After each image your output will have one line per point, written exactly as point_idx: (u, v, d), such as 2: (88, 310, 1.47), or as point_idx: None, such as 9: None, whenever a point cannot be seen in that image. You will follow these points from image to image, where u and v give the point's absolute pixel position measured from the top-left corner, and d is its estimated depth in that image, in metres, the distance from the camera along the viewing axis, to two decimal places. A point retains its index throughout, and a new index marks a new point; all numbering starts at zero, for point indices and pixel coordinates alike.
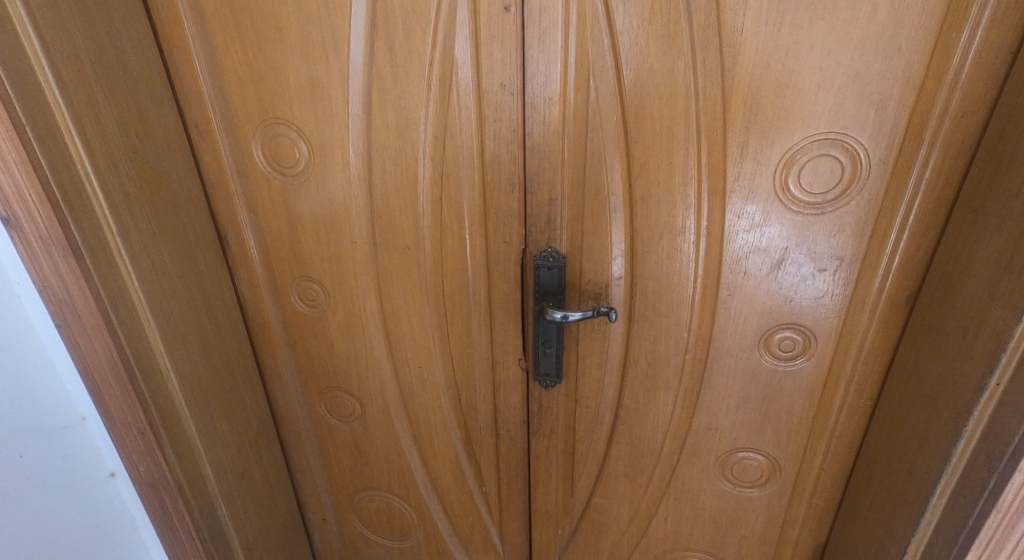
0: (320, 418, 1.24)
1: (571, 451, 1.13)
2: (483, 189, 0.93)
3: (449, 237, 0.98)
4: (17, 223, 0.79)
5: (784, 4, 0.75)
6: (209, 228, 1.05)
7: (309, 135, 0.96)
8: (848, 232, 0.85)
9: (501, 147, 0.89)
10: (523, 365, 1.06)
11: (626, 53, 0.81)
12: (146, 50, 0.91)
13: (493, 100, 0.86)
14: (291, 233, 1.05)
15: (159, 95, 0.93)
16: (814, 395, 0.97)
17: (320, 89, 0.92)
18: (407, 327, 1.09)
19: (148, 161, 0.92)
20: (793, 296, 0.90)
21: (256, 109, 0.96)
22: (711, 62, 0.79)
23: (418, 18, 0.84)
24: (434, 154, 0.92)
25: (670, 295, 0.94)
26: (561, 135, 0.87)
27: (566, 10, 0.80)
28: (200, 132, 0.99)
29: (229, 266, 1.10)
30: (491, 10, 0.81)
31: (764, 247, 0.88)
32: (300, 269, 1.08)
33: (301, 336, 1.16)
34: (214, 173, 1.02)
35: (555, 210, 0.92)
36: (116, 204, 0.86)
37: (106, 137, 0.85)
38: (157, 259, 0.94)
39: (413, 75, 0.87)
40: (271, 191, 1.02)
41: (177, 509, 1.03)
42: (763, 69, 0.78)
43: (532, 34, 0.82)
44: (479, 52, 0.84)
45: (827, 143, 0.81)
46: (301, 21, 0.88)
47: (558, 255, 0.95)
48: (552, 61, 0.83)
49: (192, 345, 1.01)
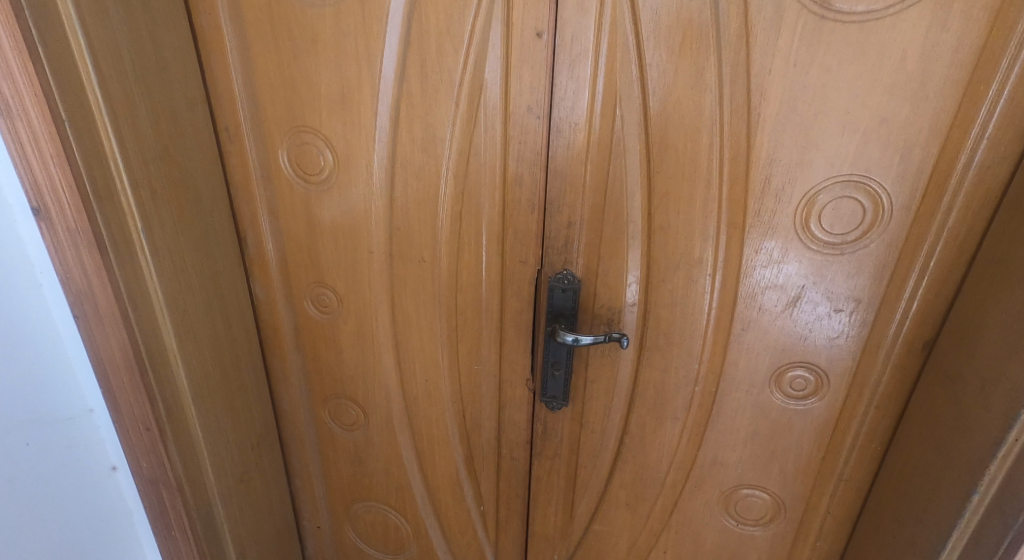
0: (323, 424, 1.24)
1: (573, 476, 1.12)
2: (503, 208, 0.94)
3: (466, 253, 0.99)
4: (47, 213, 0.80)
5: (814, 47, 0.76)
6: (230, 228, 1.06)
7: (335, 144, 0.97)
8: (867, 274, 0.85)
9: (524, 168, 0.90)
10: (531, 386, 1.06)
11: (654, 85, 0.82)
12: (184, 53, 0.93)
13: (520, 122, 0.88)
14: (310, 239, 1.06)
15: (193, 97, 0.95)
16: (823, 436, 0.96)
17: (350, 100, 0.93)
18: (418, 340, 1.09)
19: (177, 161, 0.93)
20: (807, 335, 0.90)
21: (285, 116, 0.98)
22: (738, 97, 0.80)
23: (451, 39, 0.85)
24: (457, 170, 0.93)
25: (683, 325, 0.94)
26: (584, 160, 0.88)
27: (597, 39, 0.81)
28: (229, 134, 1.01)
29: (246, 267, 1.11)
30: (523, 35, 0.83)
31: (781, 284, 0.88)
32: (315, 275, 1.09)
33: (311, 341, 1.16)
34: (240, 176, 1.03)
35: (573, 233, 0.93)
36: (143, 201, 0.88)
37: (139, 135, 0.86)
38: (178, 257, 0.95)
39: (442, 93, 0.89)
40: (293, 196, 1.03)
41: (175, 507, 1.03)
42: (790, 108, 0.79)
43: (563, 60, 0.83)
44: (509, 75, 0.85)
45: (849, 185, 0.81)
46: (337, 35, 0.90)
47: (573, 278, 0.95)
48: (580, 88, 0.84)
49: (204, 343, 1.02)
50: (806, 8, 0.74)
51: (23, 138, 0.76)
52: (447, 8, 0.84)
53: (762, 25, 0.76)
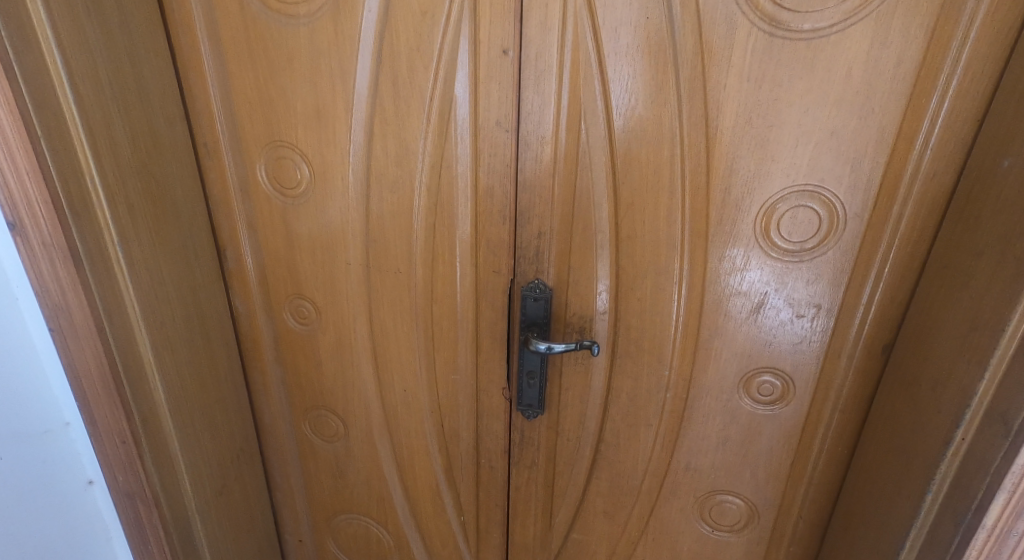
0: (303, 437, 1.25)
1: (551, 484, 1.13)
2: (475, 219, 0.96)
3: (440, 265, 1.01)
4: (22, 228, 0.82)
5: (765, 62, 0.79)
6: (210, 243, 1.08)
7: (311, 159, 1.00)
8: (826, 280, 0.87)
9: (494, 180, 0.93)
10: (507, 395, 1.08)
11: (617, 99, 0.85)
12: (163, 72, 0.95)
13: (489, 136, 0.90)
14: (288, 252, 1.08)
15: (172, 114, 0.98)
16: (792, 440, 0.97)
17: (325, 116, 0.96)
18: (395, 351, 1.10)
19: (155, 177, 0.96)
20: (772, 341, 0.92)
21: (262, 132, 1.00)
22: (696, 111, 0.83)
23: (422, 56, 0.88)
24: (430, 183, 0.96)
25: (653, 332, 0.96)
26: (552, 172, 0.90)
27: (561, 56, 0.84)
28: (208, 150, 1.03)
29: (226, 281, 1.13)
30: (490, 53, 0.86)
31: (744, 291, 0.91)
32: (293, 287, 1.11)
33: (290, 354, 1.17)
34: (218, 191, 1.05)
35: (543, 243, 0.95)
36: (119, 215, 0.90)
37: (116, 152, 0.89)
38: (154, 270, 0.97)
39: (414, 108, 0.92)
40: (271, 210, 1.05)
41: (151, 521, 1.03)
42: (745, 121, 0.82)
43: (529, 76, 0.86)
44: (477, 90, 0.88)
45: (805, 194, 0.84)
46: (311, 54, 0.92)
47: (545, 287, 0.97)
48: (546, 103, 0.87)
49: (181, 356, 1.03)
50: (757, 27, 0.78)
51: None
52: (417, 27, 0.87)
53: (716, 43, 0.80)
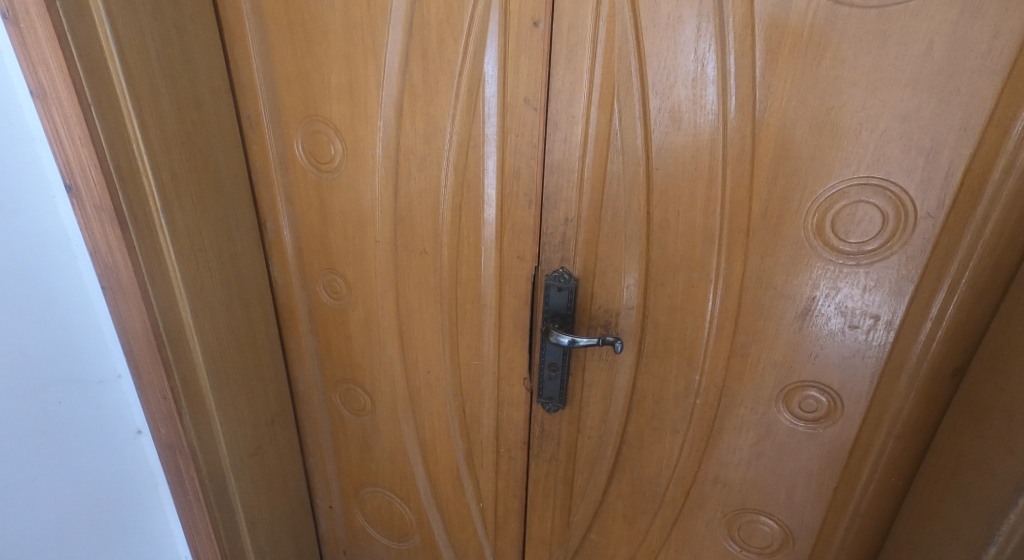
0: (334, 408, 1.28)
1: (570, 481, 1.09)
2: (501, 202, 0.92)
3: (466, 247, 0.99)
4: (77, 190, 0.87)
5: (826, 36, 0.69)
6: (250, 213, 1.10)
7: (344, 134, 0.99)
8: (887, 289, 0.76)
9: (521, 162, 0.88)
10: (528, 386, 1.05)
11: (655, 76, 0.77)
12: (211, 43, 0.96)
13: (517, 114, 0.86)
14: (322, 226, 1.09)
15: (216, 84, 0.98)
16: (836, 464, 0.87)
17: (358, 90, 0.94)
18: (421, 330, 1.11)
19: (200, 146, 0.97)
20: (818, 353, 0.82)
21: (298, 106, 1.00)
22: (743, 91, 0.74)
23: (451, 29, 0.84)
24: (458, 162, 0.93)
25: (683, 332, 0.89)
26: (581, 155, 0.85)
27: (596, 28, 0.77)
28: (250, 122, 1.04)
29: (265, 251, 1.16)
30: (520, 25, 0.80)
31: (789, 295, 0.81)
32: (326, 261, 1.13)
33: (324, 326, 1.20)
34: (260, 163, 1.07)
35: (569, 230, 0.90)
36: (163, 182, 0.92)
37: (162, 121, 0.90)
38: (196, 237, 1.00)
39: (443, 84, 0.88)
40: (307, 183, 1.07)
41: (189, 474, 1.08)
42: (800, 102, 0.72)
43: (560, 50, 0.80)
44: (507, 65, 0.83)
45: (866, 189, 0.73)
46: (346, 26, 0.90)
47: (570, 277, 0.92)
48: (578, 80, 0.80)
49: (220, 321, 1.07)
50: None
51: (56, 118, 0.83)
52: None
53: (770, 13, 0.70)
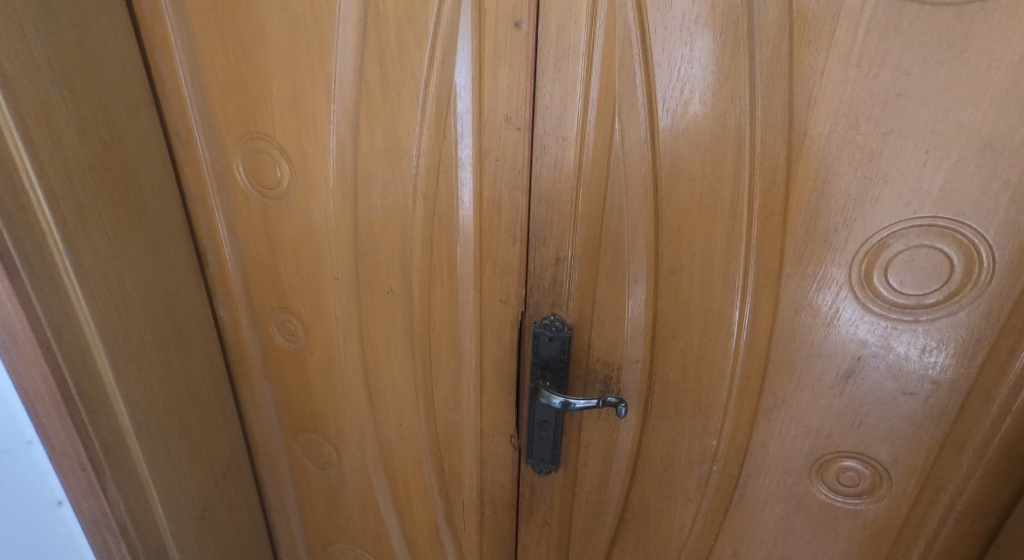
0: (295, 458, 1.13)
1: (565, 548, 0.95)
2: (479, 236, 0.78)
3: (439, 285, 0.84)
4: None
5: (884, 42, 0.54)
6: (187, 244, 0.95)
7: (290, 155, 0.83)
8: (952, 350, 0.62)
9: (502, 191, 0.73)
10: (515, 444, 0.91)
11: (665, 91, 0.62)
12: (122, 45, 0.79)
13: (496, 135, 0.70)
14: (271, 259, 0.94)
15: (135, 96, 0.82)
16: (880, 544, 0.74)
17: (304, 104, 0.78)
18: (390, 377, 0.96)
19: (116, 170, 0.80)
20: (862, 423, 0.68)
21: (235, 120, 0.83)
22: (777, 111, 0.59)
23: (414, 30, 0.67)
24: (426, 189, 0.78)
25: (698, 392, 0.75)
26: (575, 183, 0.70)
27: (590, 30, 0.62)
28: (181, 139, 0.88)
29: (208, 287, 1.01)
30: (497, 25, 0.64)
31: (827, 354, 0.67)
32: (278, 299, 0.97)
33: (280, 370, 1.05)
34: (195, 186, 0.91)
35: (562, 271, 0.76)
36: (65, 215, 0.75)
37: (59, 140, 0.73)
38: (115, 278, 0.83)
39: (406, 97, 0.72)
40: (251, 211, 0.90)
41: (119, 552, 0.91)
42: (849, 124, 0.57)
43: (548, 58, 0.64)
44: (482, 76, 0.67)
45: (930, 232, 0.58)
46: (286, 26, 0.73)
47: (562, 324, 0.78)
48: (569, 95, 0.65)
49: (153, 375, 0.91)
50: None
51: None
52: None
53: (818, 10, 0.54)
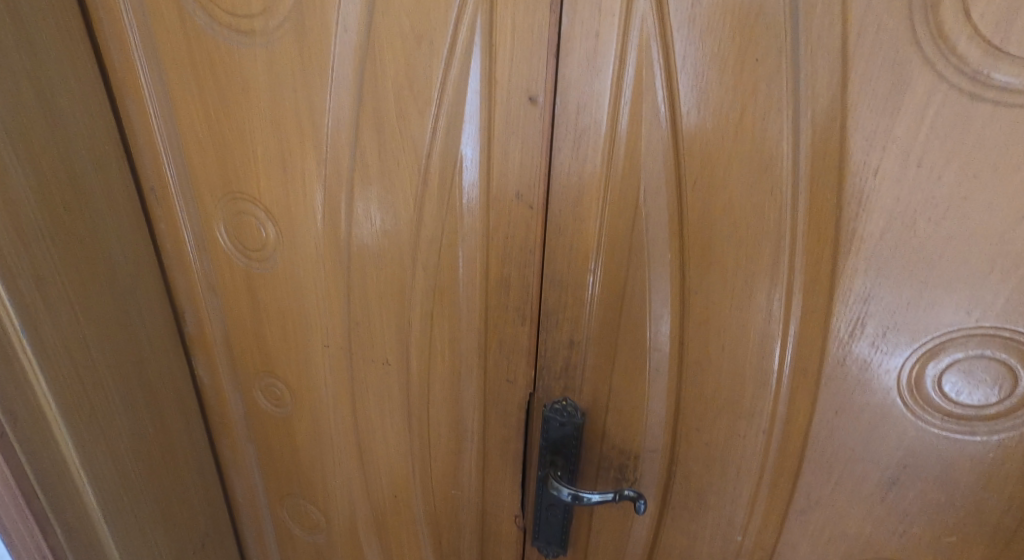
0: (281, 522, 1.06)
1: None
2: (484, 314, 0.71)
3: (439, 361, 0.77)
4: None
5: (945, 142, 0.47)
6: (162, 305, 0.85)
7: (278, 218, 0.74)
8: (1015, 466, 0.55)
9: (511, 269, 0.67)
10: (519, 523, 0.85)
11: (695, 176, 0.56)
12: (88, 95, 0.69)
13: (505, 211, 0.63)
14: (255, 322, 0.85)
15: (102, 151, 0.71)
16: None
17: (292, 168, 0.69)
18: (384, 449, 0.88)
19: (80, 234, 0.69)
20: (904, 530, 0.63)
21: (216, 179, 0.74)
22: (826, 206, 0.52)
23: (416, 99, 0.59)
24: (427, 262, 0.70)
25: (723, 486, 0.69)
26: (591, 266, 0.63)
27: (614, 108, 0.55)
28: (155, 196, 0.78)
29: (185, 347, 0.92)
30: (509, 99, 0.56)
31: (870, 457, 0.61)
32: (263, 363, 0.89)
33: (264, 435, 0.97)
34: (171, 244, 0.81)
35: (576, 354, 0.69)
36: (23, 291, 0.64)
37: (15, 207, 0.61)
38: (83, 356, 0.72)
39: (405, 167, 0.65)
40: (234, 274, 0.82)
41: None
42: (906, 225, 0.50)
43: (565, 135, 0.57)
44: (490, 150, 0.60)
45: (991, 341, 0.52)
46: (273, 86, 0.64)
47: (575, 409, 0.72)
48: (586, 175, 0.58)
49: (126, 455, 0.81)
50: (944, 85, 0.45)
51: None
52: (408, 55, 0.57)
53: (864, 105, 0.48)
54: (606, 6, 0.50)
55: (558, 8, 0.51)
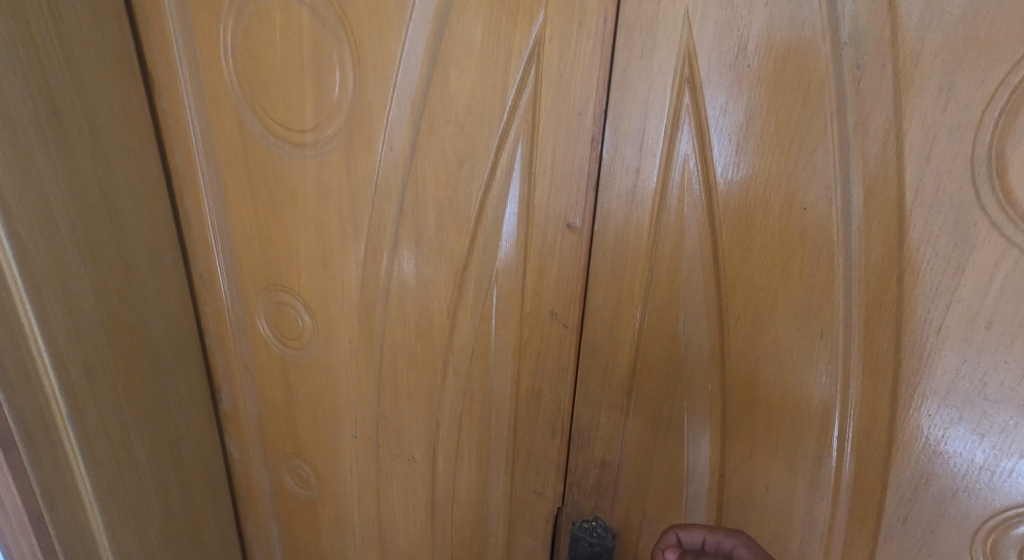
0: None
1: None
2: (514, 425, 0.68)
3: (466, 467, 0.74)
4: None
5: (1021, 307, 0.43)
6: (201, 384, 0.86)
7: (315, 309, 0.74)
8: None
9: (544, 384, 0.64)
10: None
11: (741, 311, 0.53)
12: (150, 192, 0.72)
13: (539, 330, 0.61)
14: (287, 407, 0.84)
15: (157, 242, 0.74)
16: None
17: (332, 266, 0.70)
18: (406, 546, 0.85)
19: (129, 322, 0.72)
20: None
21: (260, 272, 0.76)
22: (883, 355, 0.49)
23: (455, 215, 0.59)
24: (459, 369, 0.68)
25: None
26: (627, 389, 0.61)
27: (654, 240, 0.53)
28: (203, 281, 0.80)
29: (218, 423, 0.91)
30: (546, 224, 0.56)
31: None
32: (292, 446, 0.87)
33: (288, 517, 0.95)
34: (214, 327, 0.83)
35: (608, 474, 0.66)
36: (73, 380, 0.65)
37: (73, 301, 0.64)
38: (121, 440, 0.73)
39: (442, 278, 0.63)
40: (270, 361, 0.81)
41: None
42: (974, 386, 0.47)
43: (603, 261, 0.55)
44: (527, 270, 0.58)
45: None
46: (318, 193, 0.66)
47: (606, 529, 0.67)
48: (624, 301, 0.56)
49: (154, 539, 0.80)
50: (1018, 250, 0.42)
51: None
52: (450, 177, 0.58)
53: (920, 262, 0.45)
54: (648, 144, 0.50)
55: (599, 142, 0.51)
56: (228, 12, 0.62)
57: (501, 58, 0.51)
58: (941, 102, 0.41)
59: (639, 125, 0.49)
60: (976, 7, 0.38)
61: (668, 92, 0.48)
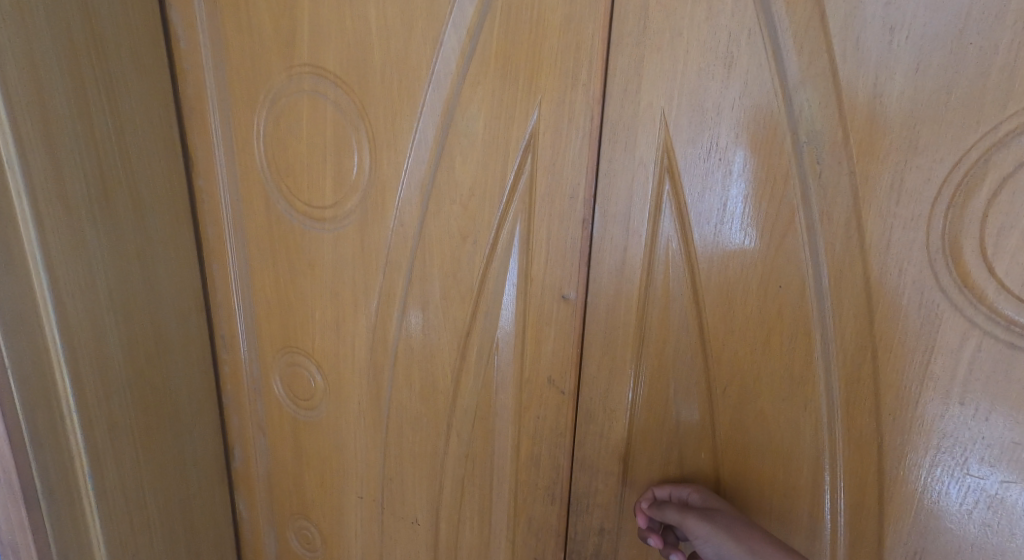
0: None
1: None
2: (515, 489, 0.69)
3: (467, 529, 0.75)
4: None
5: (990, 383, 0.46)
6: (216, 441, 0.89)
7: (327, 371, 0.78)
8: None
9: (543, 449, 0.66)
10: None
11: (728, 381, 0.55)
12: (182, 260, 0.78)
13: (538, 395, 0.64)
14: (296, 466, 0.86)
15: (185, 306, 0.79)
16: None
17: (344, 330, 0.74)
18: None
19: (153, 382, 0.76)
20: None
21: (277, 335, 0.80)
22: (864, 428, 0.51)
23: (459, 285, 0.64)
24: (462, 432, 0.70)
25: None
26: (622, 456, 0.62)
27: (643, 312, 0.56)
28: (224, 342, 0.84)
29: (230, 482, 0.93)
30: (542, 295, 0.59)
31: None
32: (299, 505, 0.89)
33: None
34: (231, 387, 0.86)
35: (606, 542, 0.66)
36: (97, 439, 0.69)
37: (105, 362, 0.69)
38: (137, 497, 0.76)
39: (446, 344, 0.67)
40: (283, 420, 0.84)
41: None
42: (957, 462, 0.48)
43: (597, 331, 0.59)
44: (526, 337, 0.62)
45: None
46: (334, 263, 0.71)
47: None
48: (618, 369, 0.59)
49: None
50: (981, 329, 0.45)
51: None
52: (455, 251, 0.62)
53: (890, 337, 0.48)
54: (634, 225, 0.54)
55: (590, 222, 0.56)
56: (262, 105, 0.69)
57: (501, 147, 0.57)
58: (894, 196, 0.46)
59: (625, 208, 0.54)
60: (913, 116, 0.44)
61: (650, 180, 0.53)
